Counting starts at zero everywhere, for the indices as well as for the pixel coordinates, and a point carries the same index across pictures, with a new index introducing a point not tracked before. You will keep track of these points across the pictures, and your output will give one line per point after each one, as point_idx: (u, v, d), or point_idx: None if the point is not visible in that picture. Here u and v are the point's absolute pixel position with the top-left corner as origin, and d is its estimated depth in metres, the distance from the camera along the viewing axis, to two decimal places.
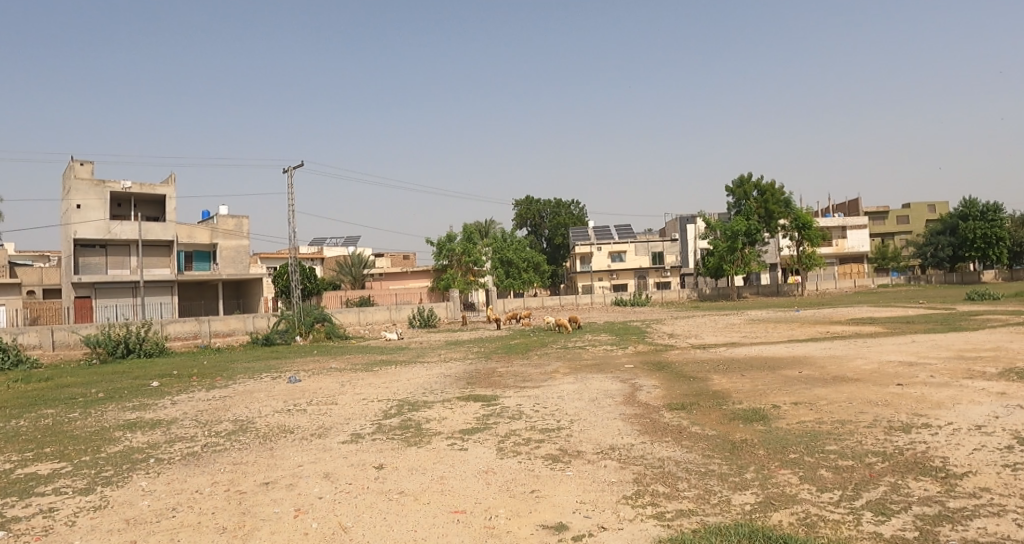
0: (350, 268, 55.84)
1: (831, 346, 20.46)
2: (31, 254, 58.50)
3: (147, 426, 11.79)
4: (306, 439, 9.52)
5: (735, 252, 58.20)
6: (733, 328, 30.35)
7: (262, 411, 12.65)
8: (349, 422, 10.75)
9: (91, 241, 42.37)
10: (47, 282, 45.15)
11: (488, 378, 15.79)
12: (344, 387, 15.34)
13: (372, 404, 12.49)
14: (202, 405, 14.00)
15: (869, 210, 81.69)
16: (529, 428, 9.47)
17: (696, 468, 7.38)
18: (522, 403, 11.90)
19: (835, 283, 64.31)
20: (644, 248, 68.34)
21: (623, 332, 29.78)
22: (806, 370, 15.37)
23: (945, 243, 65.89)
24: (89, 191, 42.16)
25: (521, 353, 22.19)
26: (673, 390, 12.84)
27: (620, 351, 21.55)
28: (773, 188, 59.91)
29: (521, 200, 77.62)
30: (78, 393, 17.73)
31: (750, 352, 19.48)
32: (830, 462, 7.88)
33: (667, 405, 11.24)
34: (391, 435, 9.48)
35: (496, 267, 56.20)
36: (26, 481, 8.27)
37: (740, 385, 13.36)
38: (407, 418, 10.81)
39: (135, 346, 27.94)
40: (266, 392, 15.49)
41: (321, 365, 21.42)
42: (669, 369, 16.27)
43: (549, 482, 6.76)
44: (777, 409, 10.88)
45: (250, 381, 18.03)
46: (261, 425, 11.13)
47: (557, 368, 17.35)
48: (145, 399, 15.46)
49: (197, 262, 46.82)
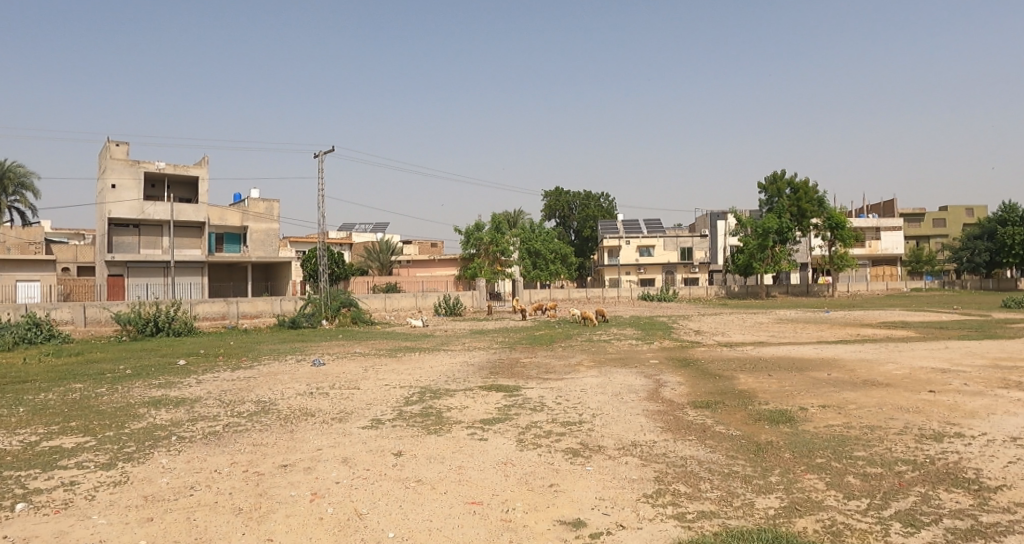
0: (378, 254, 56.24)
1: (862, 349, 19.98)
2: (67, 231, 60.13)
3: (171, 404, 12.01)
4: (326, 422, 9.58)
5: (765, 250, 57.28)
6: (761, 327, 29.84)
7: (284, 393, 12.81)
8: (370, 407, 10.78)
9: (125, 221, 43.30)
10: (81, 260, 46.34)
11: (511, 369, 15.74)
12: (367, 372, 15.43)
13: (394, 390, 12.53)
14: (226, 385, 14.22)
15: (905, 211, 79.64)
16: (550, 420, 9.38)
17: (719, 469, 7.21)
18: (544, 394, 11.82)
19: (867, 285, 62.94)
20: (673, 243, 67.55)
21: (649, 326, 29.52)
22: (836, 372, 15.01)
23: (982, 248, 64.41)
24: (124, 171, 43.06)
25: (545, 344, 22.07)
26: (698, 388, 12.62)
27: (646, 346, 21.29)
28: (807, 185, 58.74)
29: (550, 192, 77.31)
30: (107, 369, 18.15)
31: (779, 352, 19.10)
32: (859, 469, 7.64)
33: (692, 403, 11.05)
34: (411, 421, 9.48)
35: (523, 257, 56.14)
36: (50, 454, 8.51)
37: (767, 386, 13.08)
38: (428, 405, 10.81)
39: (164, 325, 28.57)
40: (289, 374, 15.68)
41: (345, 349, 21.60)
42: (694, 366, 16.05)
43: (568, 477, 6.66)
44: (805, 411, 10.62)
45: (275, 362, 18.26)
46: (283, 406, 11.24)
47: (581, 361, 17.21)
48: (170, 377, 15.75)
49: (228, 244, 47.60)
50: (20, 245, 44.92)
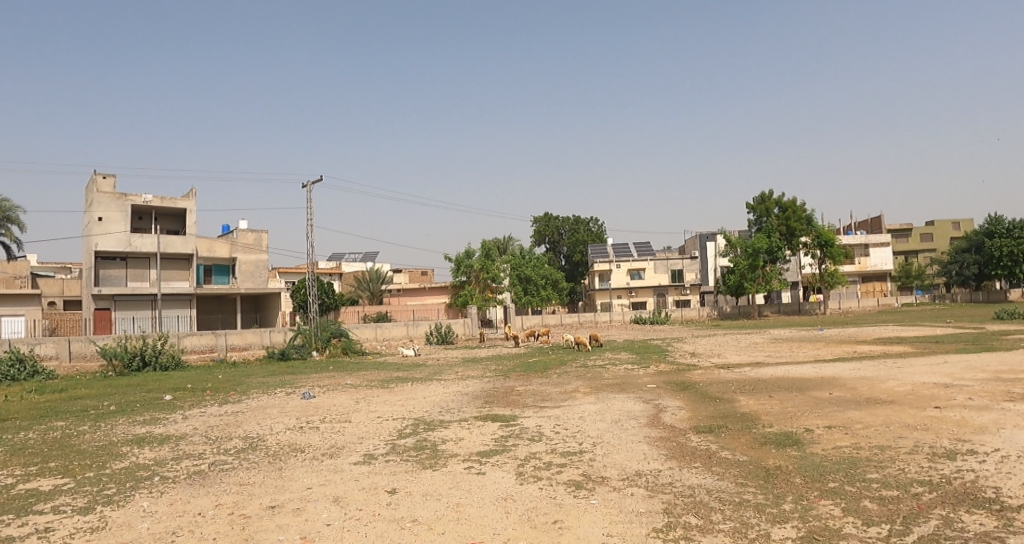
0: (368, 284, 55.82)
1: (860, 366, 19.75)
2: (53, 267, 59.37)
3: (155, 442, 11.52)
4: (317, 459, 9.16)
5: (755, 269, 57.41)
6: (756, 347, 29.61)
7: (274, 428, 12.37)
8: (362, 442, 10.37)
9: (112, 254, 42.75)
10: (67, 294, 45.62)
11: (507, 397, 15.35)
12: (359, 405, 14.98)
13: (387, 423, 12.12)
14: (213, 420, 13.75)
15: (892, 227, 80.29)
16: (549, 451, 9.03)
17: (729, 498, 6.88)
18: (542, 423, 11.48)
19: (858, 302, 63.09)
20: (663, 266, 67.59)
21: (644, 350, 29.21)
22: (837, 391, 14.74)
23: (971, 261, 64.83)
24: (111, 204, 42.64)
25: (540, 371, 21.71)
26: (699, 412, 12.29)
27: (642, 370, 20.93)
28: (794, 205, 59.19)
29: (540, 217, 77.45)
30: (90, 406, 17.60)
31: (777, 372, 18.80)
32: (874, 493, 7.33)
33: (695, 428, 10.72)
34: (406, 456, 9.09)
35: (514, 283, 55.93)
36: (25, 498, 8.04)
37: (770, 408, 12.76)
38: (422, 438, 10.41)
39: (151, 359, 27.98)
40: (279, 408, 15.22)
41: (336, 381, 21.14)
42: (693, 389, 15.76)
43: (573, 512, 6.31)
44: (810, 433, 10.32)
45: (264, 396, 17.76)
46: (271, 442, 10.81)
47: (578, 387, 16.85)
48: (155, 414, 15.25)
49: (216, 276, 47.10)
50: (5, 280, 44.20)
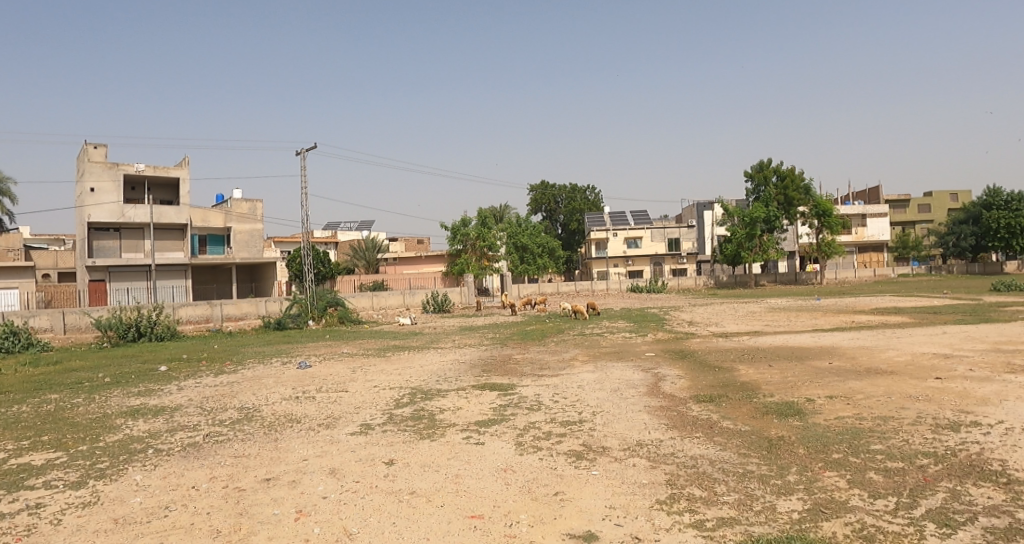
0: (364, 253, 55.50)
1: (859, 336, 19.68)
2: (45, 237, 58.80)
3: (150, 414, 11.38)
4: (312, 430, 9.02)
5: (753, 239, 57.22)
6: (753, 316, 29.57)
7: (270, 398, 12.22)
8: (359, 412, 10.22)
9: (105, 224, 42.25)
10: (61, 266, 45.25)
11: (504, 366, 15.23)
12: (356, 374, 14.87)
13: (384, 392, 11.97)
14: (208, 391, 13.59)
15: (890, 197, 79.97)
16: (549, 421, 8.89)
17: (733, 469, 6.77)
18: (541, 392, 11.35)
19: (854, 272, 63.15)
20: (660, 234, 67.32)
21: (641, 319, 29.14)
22: (836, 360, 14.66)
23: (968, 232, 64.70)
24: (103, 173, 42.00)
25: (538, 340, 21.60)
26: (699, 381, 12.18)
27: (640, 339, 20.85)
28: (793, 174, 58.76)
29: (536, 185, 76.80)
30: (84, 377, 17.44)
31: (775, 341, 18.72)
32: (879, 464, 7.22)
33: (695, 397, 10.60)
34: (403, 426, 8.95)
35: (511, 252, 55.71)
36: (17, 472, 7.91)
37: (770, 377, 12.65)
38: (420, 407, 10.28)
39: (146, 330, 27.82)
40: (275, 378, 15.08)
41: (333, 350, 20.99)
42: (692, 358, 15.65)
43: (575, 484, 6.18)
44: (812, 403, 10.22)
45: (260, 366, 17.61)
46: (267, 413, 10.68)
47: (576, 356, 16.75)
48: (150, 385, 15.10)
49: (211, 246, 46.70)
50: None
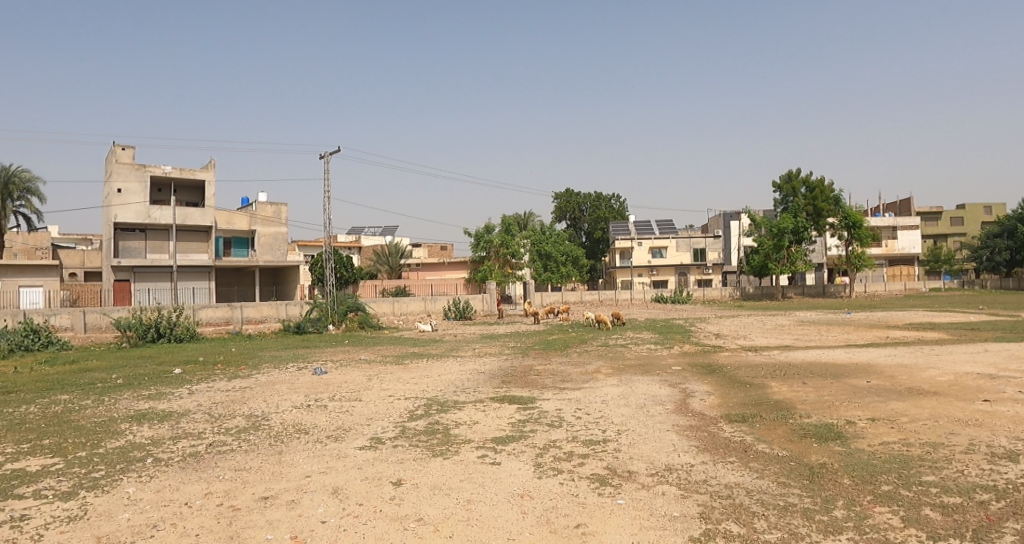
0: (387, 258, 55.38)
1: (896, 353, 18.73)
2: (74, 237, 59.80)
3: (155, 419, 11.21)
4: (320, 442, 8.61)
5: (781, 250, 55.96)
6: (783, 329, 28.62)
7: (280, 405, 11.89)
8: (370, 423, 9.79)
9: (131, 225, 42.69)
10: (88, 265, 45.77)
11: (525, 377, 14.68)
12: (371, 382, 14.45)
13: (398, 403, 11.54)
14: (219, 396, 13.34)
15: (922, 209, 77.88)
16: (570, 439, 8.35)
17: (772, 501, 6.15)
18: (562, 406, 10.81)
19: (885, 285, 61.49)
20: (686, 244, 66.27)
21: (666, 330, 28.39)
22: (875, 379, 13.81)
23: (1002, 246, 62.69)
24: (130, 175, 42.47)
25: (559, 350, 21.03)
26: (729, 399, 11.50)
27: (666, 352, 20.15)
28: (822, 184, 57.48)
29: (561, 193, 76.29)
30: (99, 378, 17.35)
31: (808, 357, 17.87)
32: (935, 499, 6.51)
33: (727, 417, 9.94)
34: (415, 441, 8.44)
35: (534, 260, 55.21)
36: (9, 479, 7.73)
37: (805, 396, 11.91)
38: (434, 420, 9.79)
39: (166, 331, 27.87)
40: (289, 383, 14.78)
41: (350, 355, 20.67)
42: (721, 373, 14.95)
43: (597, 514, 5.63)
44: (852, 425, 9.49)
45: (275, 370, 17.35)
46: (275, 422, 10.32)
47: (599, 368, 16.14)
48: (162, 388, 14.91)
49: (235, 248, 46.99)
50: (27, 250, 44.42)
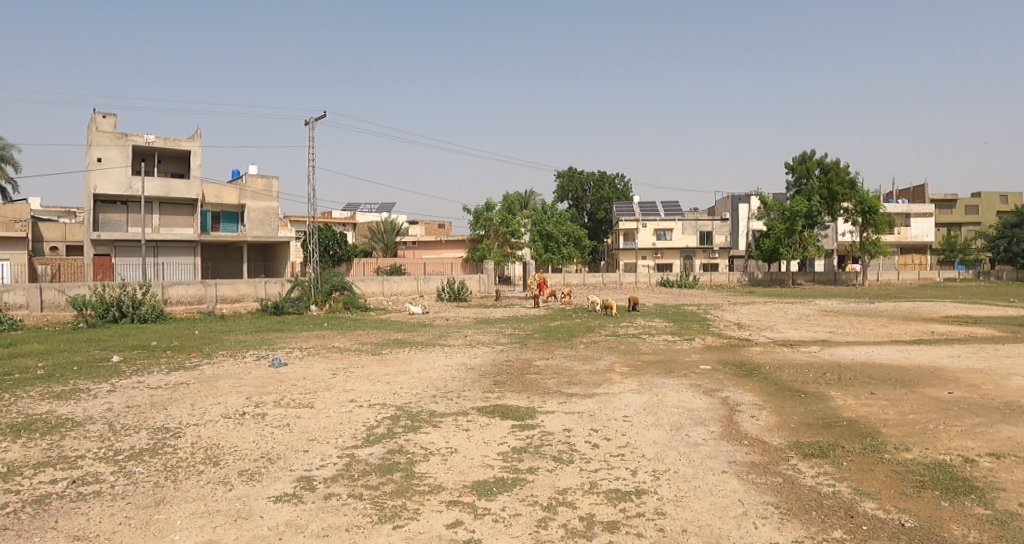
0: (382, 236, 52.53)
1: (959, 352, 15.87)
2: (56, 209, 57.22)
3: (38, 432, 8.49)
4: (223, 486, 5.95)
5: (793, 234, 52.89)
6: (808, 320, 25.81)
7: (209, 413, 9.25)
8: (309, 449, 7.11)
9: (112, 197, 39.80)
10: (71, 239, 42.83)
11: (523, 376, 11.95)
12: (335, 379, 11.78)
13: (359, 414, 8.81)
14: (144, 396, 10.70)
15: (937, 196, 74.58)
16: (591, 491, 5.66)
17: None
18: (572, 425, 8.13)
19: (898, 274, 58.71)
20: (692, 226, 63.46)
21: (679, 318, 25.74)
22: (955, 390, 11.02)
23: (1022, 237, 59.26)
24: (111, 144, 39.41)
25: (563, 340, 18.32)
26: (789, 417, 8.79)
27: (687, 345, 17.36)
28: (838, 166, 54.28)
29: (563, 171, 73.00)
30: (22, 367, 14.67)
31: (857, 356, 15.03)
32: None
33: (799, 449, 7.23)
34: (359, 488, 5.73)
35: (534, 240, 52.49)
36: None
37: (883, 414, 9.13)
38: (395, 447, 7.08)
39: (129, 310, 25.29)
40: (236, 379, 12.16)
41: (322, 342, 17.96)
42: (761, 376, 12.22)
43: None
44: (975, 467, 6.78)
45: (228, 361, 14.64)
46: (185, 442, 7.64)
47: (612, 365, 13.43)
48: (82, 383, 12.24)
49: (224, 223, 44.29)
50: None
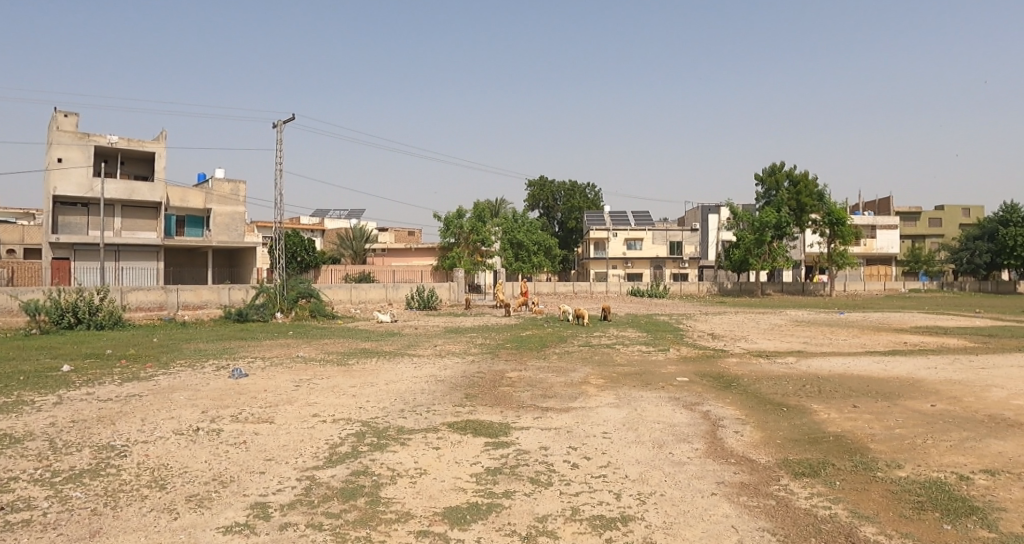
0: (350, 243, 51.62)
1: (935, 363, 15.78)
2: (12, 212, 55.07)
3: None
4: (167, 514, 5.35)
5: (762, 244, 53.29)
6: (781, 330, 25.75)
7: (161, 429, 8.58)
8: (267, 469, 6.53)
9: (71, 199, 38.32)
10: (28, 242, 41.16)
11: (495, 389, 11.46)
12: (299, 391, 11.15)
13: (324, 431, 8.23)
14: (91, 410, 9.95)
15: (901, 209, 76.26)
16: (573, 518, 5.20)
17: None
18: (549, 443, 7.68)
19: (864, 285, 59.69)
20: (663, 236, 63.74)
21: (652, 327, 25.50)
22: (937, 403, 10.83)
23: (984, 249, 60.84)
24: (71, 143, 37.95)
25: (536, 350, 17.88)
26: (773, 433, 8.46)
27: (662, 356, 17.03)
28: (807, 178, 55.12)
29: (534, 181, 72.97)
30: None
31: (834, 367, 14.85)
32: None
33: (788, 467, 6.88)
34: (320, 516, 5.19)
35: (505, 248, 52.17)
36: None
37: (869, 429, 8.87)
38: (360, 467, 6.54)
39: (85, 317, 24.16)
40: (193, 391, 11.45)
41: (287, 352, 17.22)
42: (740, 389, 11.92)
43: None
44: (971, 485, 6.51)
45: (186, 371, 13.86)
46: (131, 462, 6.99)
47: (587, 377, 13.01)
48: (26, 394, 11.41)
49: (188, 227, 43.01)
50: None
